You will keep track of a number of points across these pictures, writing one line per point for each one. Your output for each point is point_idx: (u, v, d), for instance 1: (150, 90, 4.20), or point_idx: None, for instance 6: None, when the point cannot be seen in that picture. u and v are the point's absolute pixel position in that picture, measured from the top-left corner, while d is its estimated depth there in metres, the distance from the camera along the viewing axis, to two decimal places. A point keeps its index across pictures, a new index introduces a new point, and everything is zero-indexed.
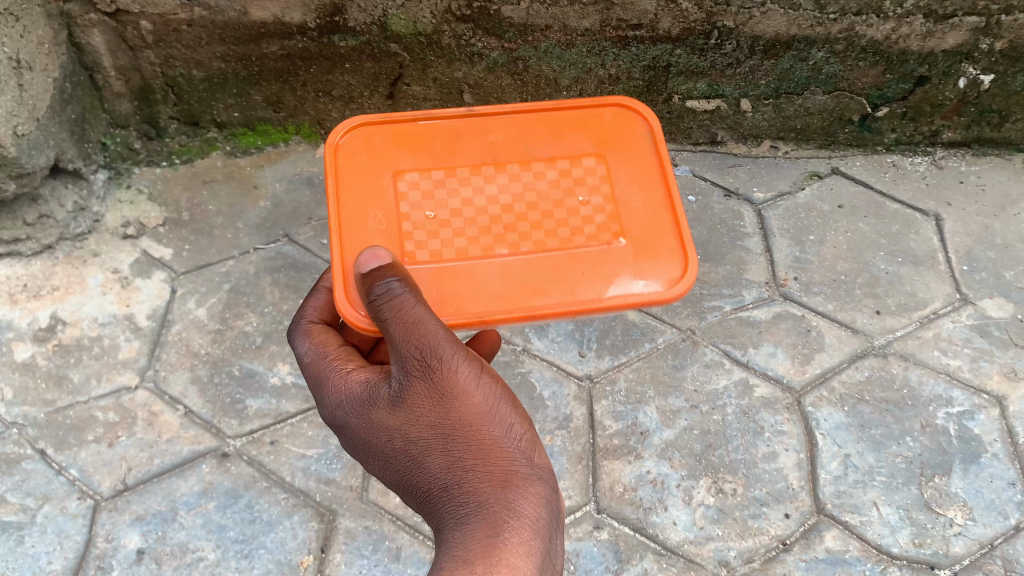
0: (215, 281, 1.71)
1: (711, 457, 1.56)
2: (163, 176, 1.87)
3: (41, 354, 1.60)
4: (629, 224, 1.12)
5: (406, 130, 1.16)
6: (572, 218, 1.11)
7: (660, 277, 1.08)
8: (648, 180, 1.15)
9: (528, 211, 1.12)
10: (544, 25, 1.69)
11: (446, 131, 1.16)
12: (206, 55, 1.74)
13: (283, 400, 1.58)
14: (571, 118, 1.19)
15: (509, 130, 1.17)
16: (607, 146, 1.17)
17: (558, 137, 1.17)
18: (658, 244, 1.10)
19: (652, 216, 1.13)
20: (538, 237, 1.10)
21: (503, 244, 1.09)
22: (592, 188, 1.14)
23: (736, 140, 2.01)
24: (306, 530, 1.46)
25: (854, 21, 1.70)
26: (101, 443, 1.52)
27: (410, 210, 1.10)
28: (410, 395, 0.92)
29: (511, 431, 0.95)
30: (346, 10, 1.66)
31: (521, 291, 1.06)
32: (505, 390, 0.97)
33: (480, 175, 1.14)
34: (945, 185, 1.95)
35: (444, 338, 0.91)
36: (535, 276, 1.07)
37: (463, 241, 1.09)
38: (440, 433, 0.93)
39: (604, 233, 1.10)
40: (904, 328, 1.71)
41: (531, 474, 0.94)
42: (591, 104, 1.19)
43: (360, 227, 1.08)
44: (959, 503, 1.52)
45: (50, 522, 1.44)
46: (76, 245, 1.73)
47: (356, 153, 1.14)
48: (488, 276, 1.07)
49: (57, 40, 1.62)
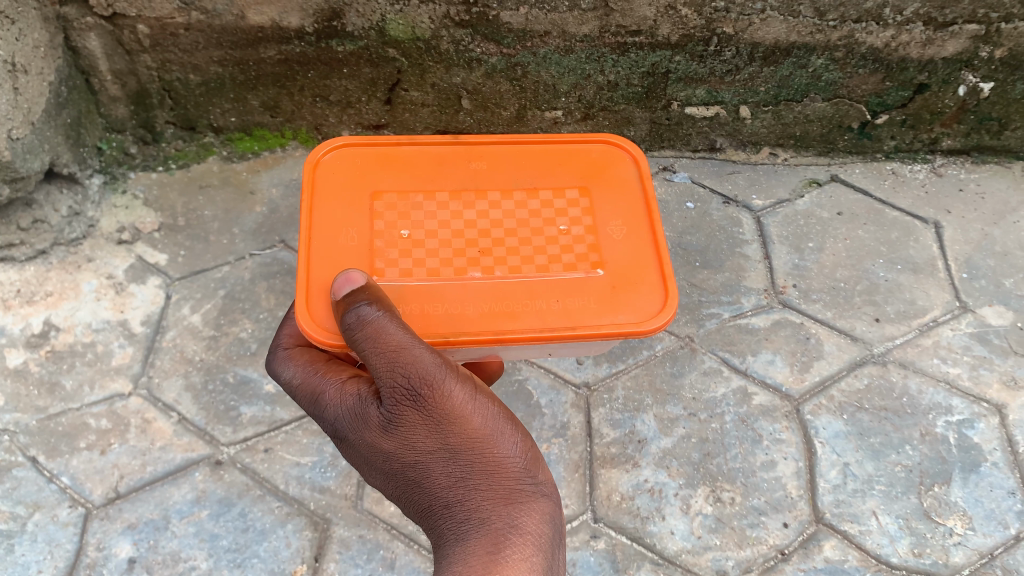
0: (210, 287, 1.70)
1: (709, 466, 1.55)
2: (158, 180, 1.86)
3: (34, 360, 1.58)
4: (608, 257, 1.10)
5: (391, 154, 1.17)
6: (551, 246, 1.11)
7: (639, 313, 1.06)
8: (634, 218, 1.14)
9: (507, 236, 1.11)
10: (543, 31, 1.69)
11: (430, 157, 1.17)
12: (203, 59, 1.73)
13: (278, 407, 1.57)
14: (558, 152, 1.20)
15: (494, 159, 1.18)
16: (591, 180, 1.18)
17: (542, 168, 1.19)
18: (638, 276, 1.09)
19: (633, 252, 1.11)
20: (514, 261, 1.09)
21: (478, 267, 1.07)
22: (574, 220, 1.13)
23: (735, 147, 2.01)
24: (300, 539, 1.45)
25: (854, 28, 1.69)
26: (94, 451, 1.51)
27: (385, 228, 1.09)
28: (402, 418, 0.90)
29: (514, 450, 0.93)
30: (345, 14, 1.65)
31: (492, 316, 1.03)
32: (505, 409, 0.96)
33: (460, 201, 1.14)
34: (944, 193, 1.94)
35: (433, 364, 0.89)
36: (510, 301, 1.05)
37: (436, 262, 1.07)
38: (439, 454, 0.91)
39: (582, 264, 1.09)
40: (903, 336, 1.70)
41: (534, 490, 0.93)
42: (581, 140, 1.21)
43: (329, 242, 1.07)
44: (959, 512, 1.51)
45: (41, 530, 1.43)
46: (70, 250, 1.72)
47: (336, 172, 1.14)
48: (460, 297, 1.05)
49: (52, 43, 1.61)
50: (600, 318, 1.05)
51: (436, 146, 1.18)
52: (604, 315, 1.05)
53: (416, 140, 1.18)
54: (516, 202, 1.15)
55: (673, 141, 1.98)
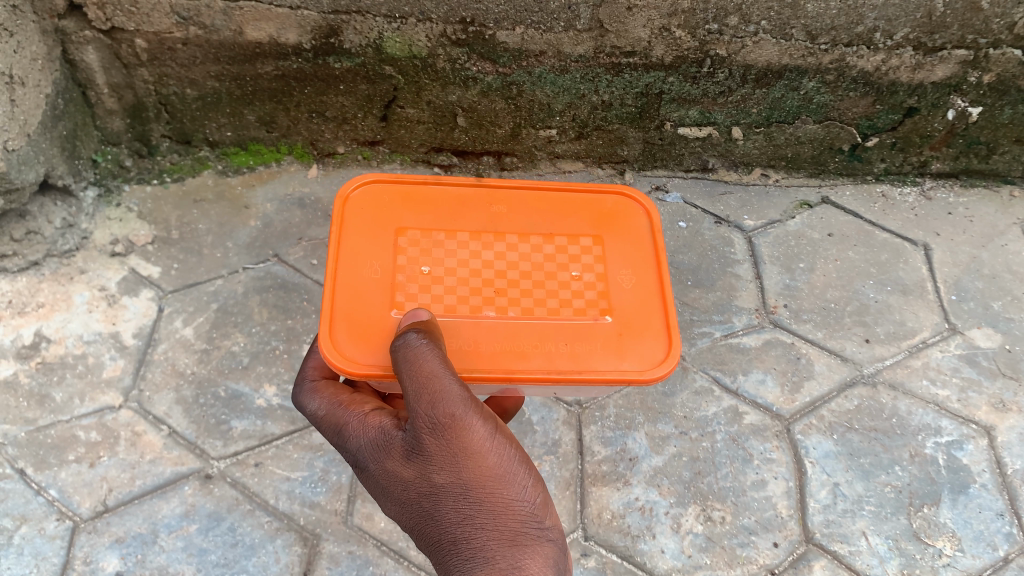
0: (203, 300, 1.70)
1: (700, 485, 1.52)
2: (152, 194, 1.87)
3: (24, 371, 1.56)
4: (617, 304, 1.12)
5: (416, 193, 1.20)
6: (562, 290, 1.13)
7: (643, 360, 1.08)
8: (642, 268, 1.17)
9: (521, 277, 1.14)
10: (539, 51, 1.71)
11: (453, 198, 1.20)
12: (200, 74, 1.75)
13: (269, 421, 1.55)
14: (573, 201, 1.23)
15: (512, 204, 1.21)
16: (604, 229, 1.20)
17: (557, 216, 1.21)
18: (643, 324, 1.11)
19: (639, 299, 1.13)
20: (526, 302, 1.11)
21: (491, 307, 1.10)
22: (586, 266, 1.16)
23: (727, 168, 2.04)
24: (289, 555, 1.41)
25: (845, 52, 1.72)
26: (82, 463, 1.47)
27: (406, 264, 1.12)
28: (421, 447, 0.87)
29: (525, 493, 0.87)
30: (342, 32, 1.67)
31: (504, 353, 1.05)
32: (522, 451, 0.90)
33: (479, 242, 1.17)
34: (934, 216, 1.98)
35: (457, 394, 0.88)
36: (521, 339, 1.07)
37: (452, 299, 1.10)
38: (450, 489, 0.86)
39: (592, 310, 1.11)
40: (893, 357, 1.71)
41: (540, 535, 0.85)
42: (595, 190, 1.24)
43: (353, 273, 1.10)
44: (948, 533, 1.48)
45: (27, 543, 1.38)
46: (63, 261, 1.72)
47: (363, 208, 1.17)
48: (474, 334, 1.07)
49: (50, 56, 1.62)
50: (606, 362, 1.07)
51: (459, 188, 1.21)
52: (610, 360, 1.07)
53: (441, 182, 1.21)
54: (531, 246, 1.18)
55: (666, 160, 2.02)
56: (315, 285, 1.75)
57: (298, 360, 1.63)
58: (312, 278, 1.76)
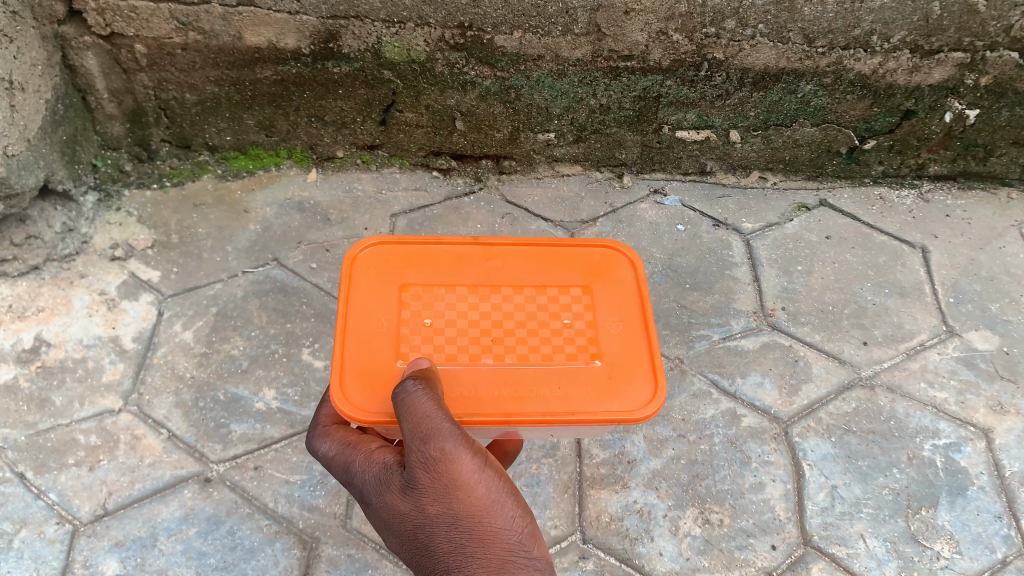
0: (202, 304, 1.70)
1: (698, 487, 1.51)
2: (153, 199, 1.88)
3: (24, 376, 1.56)
4: (606, 349, 1.14)
5: (416, 250, 1.21)
6: (555, 337, 1.14)
7: (632, 400, 1.08)
8: (630, 314, 1.18)
9: (516, 327, 1.15)
10: (537, 55, 1.72)
11: (453, 254, 1.21)
12: (199, 79, 1.76)
13: (268, 425, 1.54)
14: (564, 254, 1.24)
15: (507, 257, 1.22)
16: (594, 279, 1.22)
17: (549, 268, 1.22)
18: (632, 367, 1.12)
19: (627, 344, 1.14)
20: (522, 351, 1.12)
21: (490, 355, 1.11)
22: (577, 314, 1.17)
23: (725, 171, 2.05)
24: (288, 558, 1.39)
25: (842, 55, 1.73)
26: (82, 467, 1.46)
27: (409, 316, 1.14)
28: (413, 481, 0.85)
29: (514, 525, 0.82)
30: (341, 36, 1.68)
31: (501, 399, 1.06)
32: (514, 488, 0.86)
33: (477, 294, 1.18)
34: (931, 218, 1.98)
35: (449, 429, 0.87)
36: (517, 383, 1.08)
37: (453, 348, 1.12)
38: (440, 521, 0.82)
39: (582, 355, 1.12)
40: (891, 359, 1.71)
41: (529, 565, 0.79)
42: (583, 243, 1.25)
43: (360, 327, 1.11)
44: (946, 536, 1.46)
45: (27, 547, 1.36)
46: (63, 266, 1.72)
47: (369, 265, 1.18)
48: (473, 382, 1.07)
49: (50, 61, 1.63)
50: (596, 405, 1.07)
51: (457, 245, 1.22)
52: (600, 402, 1.07)
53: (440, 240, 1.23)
54: (525, 297, 1.19)
55: (664, 164, 2.03)
56: (314, 289, 1.75)
57: (297, 363, 1.63)
58: (311, 281, 1.77)
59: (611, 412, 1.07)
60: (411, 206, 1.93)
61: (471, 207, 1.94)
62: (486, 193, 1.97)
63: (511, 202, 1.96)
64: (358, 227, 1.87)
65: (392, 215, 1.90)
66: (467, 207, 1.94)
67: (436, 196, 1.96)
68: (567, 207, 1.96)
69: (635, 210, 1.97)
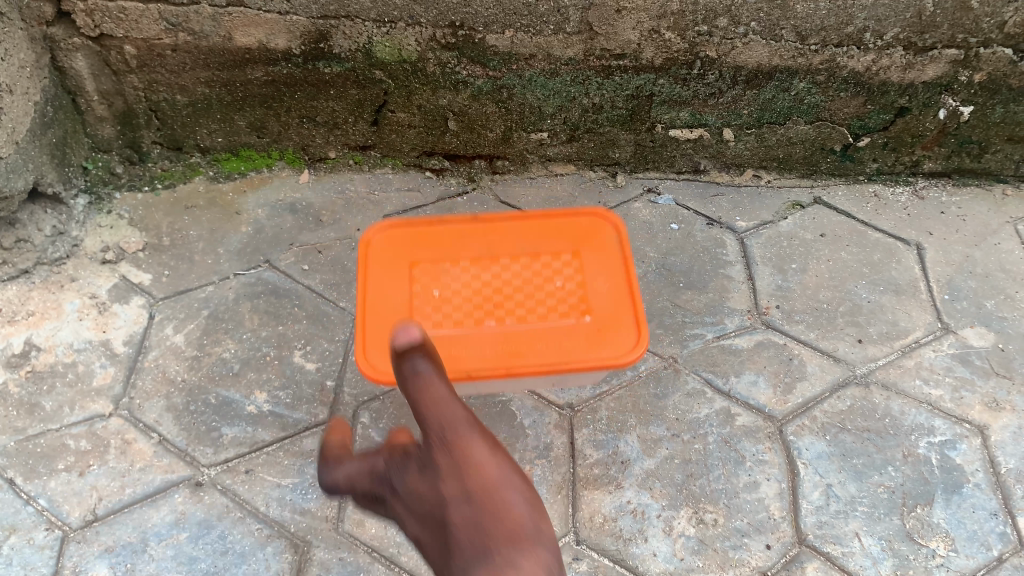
0: (194, 307, 1.70)
1: (692, 487, 1.50)
2: (144, 201, 1.87)
3: (14, 381, 1.55)
4: (594, 304, 1.41)
5: (425, 232, 1.46)
6: (549, 298, 1.42)
7: (614, 347, 1.36)
8: (613, 276, 1.43)
9: (517, 293, 1.43)
10: (529, 54, 1.72)
11: (456, 232, 1.46)
12: (190, 80, 1.75)
13: (259, 428, 1.53)
14: (555, 224, 1.48)
15: (507, 231, 1.47)
16: (581, 246, 1.46)
17: (543, 237, 1.47)
18: (616, 318, 1.38)
19: (612, 299, 1.41)
20: (520, 315, 1.41)
21: (494, 319, 1.40)
22: (568, 277, 1.44)
23: (719, 169, 2.04)
24: (279, 562, 1.37)
25: (835, 52, 1.72)
26: (72, 472, 1.45)
27: (420, 290, 1.41)
28: (433, 459, 1.00)
29: (521, 503, 0.94)
30: (331, 37, 1.67)
31: (505, 353, 1.35)
32: (522, 470, 0.99)
33: (479, 266, 1.45)
34: (926, 215, 1.97)
35: (460, 408, 1.02)
36: (519, 341, 1.37)
37: (460, 315, 1.40)
38: (457, 498, 0.95)
39: (574, 312, 1.40)
40: (886, 357, 1.70)
41: (535, 538, 0.90)
42: (572, 213, 1.49)
43: (381, 302, 1.39)
44: (941, 533, 1.46)
45: (16, 553, 1.35)
46: (53, 269, 1.71)
47: (383, 249, 1.43)
48: (479, 342, 1.37)
49: (39, 63, 1.62)
50: (585, 353, 1.35)
51: (459, 224, 1.46)
52: (588, 351, 1.35)
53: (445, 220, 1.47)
54: (523, 266, 1.45)
55: (657, 163, 2.02)
56: (307, 291, 1.74)
57: (289, 366, 1.62)
58: (304, 283, 1.76)
59: (599, 357, 1.35)
60: (404, 207, 1.92)
61: (464, 207, 1.94)
62: (480, 194, 1.97)
63: (505, 202, 1.95)
64: (351, 228, 1.87)
65: (385, 216, 1.90)
66: (460, 207, 1.93)
67: (428, 196, 1.95)
68: (560, 206, 1.95)
69: (629, 209, 1.96)
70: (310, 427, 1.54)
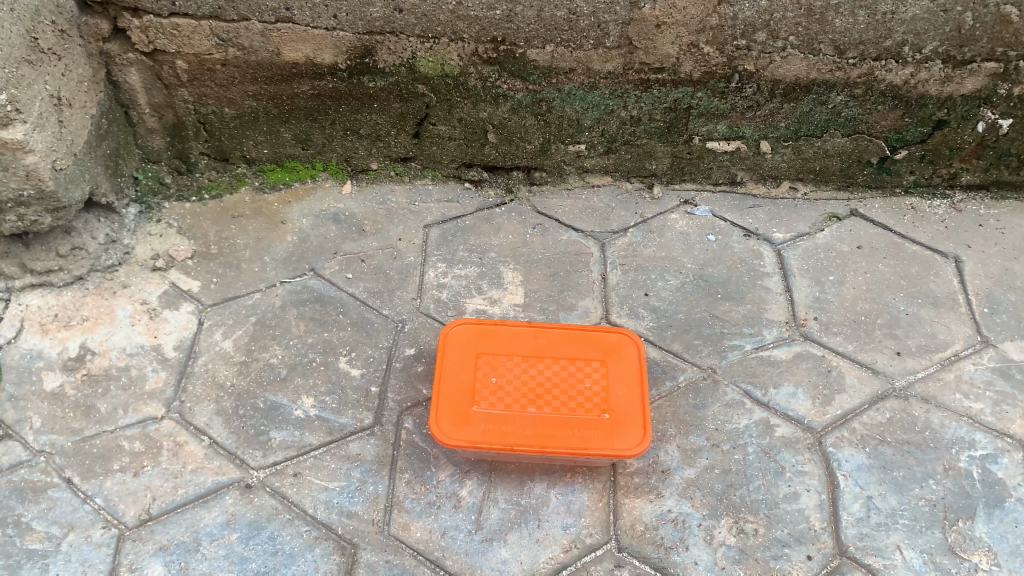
0: (242, 314, 1.74)
1: (732, 497, 1.51)
2: (192, 210, 1.92)
3: (70, 384, 1.60)
4: (614, 405, 1.50)
5: (488, 331, 1.61)
6: (577, 395, 1.52)
7: (625, 442, 1.44)
8: (632, 383, 1.54)
9: (554, 388, 1.53)
10: (569, 68, 1.75)
11: (512, 339, 1.61)
12: (238, 93, 1.80)
13: (307, 432, 1.57)
14: (590, 337, 1.62)
15: (549, 340, 1.61)
16: (610, 354, 1.59)
17: (580, 348, 1.60)
18: (629, 419, 1.48)
19: (630, 404, 1.50)
20: (557, 397, 1.52)
21: (534, 406, 1.50)
22: (596, 381, 1.55)
23: (755, 181, 2.06)
24: (327, 564, 1.40)
25: (873, 66, 1.73)
26: (127, 473, 1.49)
27: (482, 376, 1.54)
28: None
29: None
30: (376, 52, 1.71)
31: (538, 436, 1.45)
32: None
33: (526, 363, 1.57)
34: (964, 228, 1.97)
35: None
36: (552, 429, 1.47)
37: (509, 401, 1.51)
38: None
39: (595, 409, 1.50)
40: (925, 370, 1.70)
41: None
42: (605, 330, 1.63)
43: (449, 380, 1.52)
44: (984, 547, 1.45)
45: (75, 550, 1.39)
46: (107, 276, 1.76)
47: (454, 344, 1.58)
48: (520, 419, 1.48)
49: (95, 78, 1.68)
50: (603, 441, 1.44)
51: (517, 327, 1.63)
52: (606, 441, 1.44)
53: (507, 323, 1.63)
54: (560, 366, 1.57)
55: (694, 174, 2.04)
56: (351, 299, 1.78)
57: (335, 372, 1.66)
58: (348, 292, 1.80)
59: (613, 448, 1.44)
60: (444, 217, 1.96)
61: (503, 218, 1.97)
62: (518, 204, 2.00)
63: (542, 213, 1.98)
64: (392, 238, 1.91)
65: (425, 227, 1.94)
66: (499, 218, 1.97)
67: (468, 207, 1.99)
68: (597, 217, 1.98)
69: (666, 220, 1.98)
70: (355, 432, 1.57)
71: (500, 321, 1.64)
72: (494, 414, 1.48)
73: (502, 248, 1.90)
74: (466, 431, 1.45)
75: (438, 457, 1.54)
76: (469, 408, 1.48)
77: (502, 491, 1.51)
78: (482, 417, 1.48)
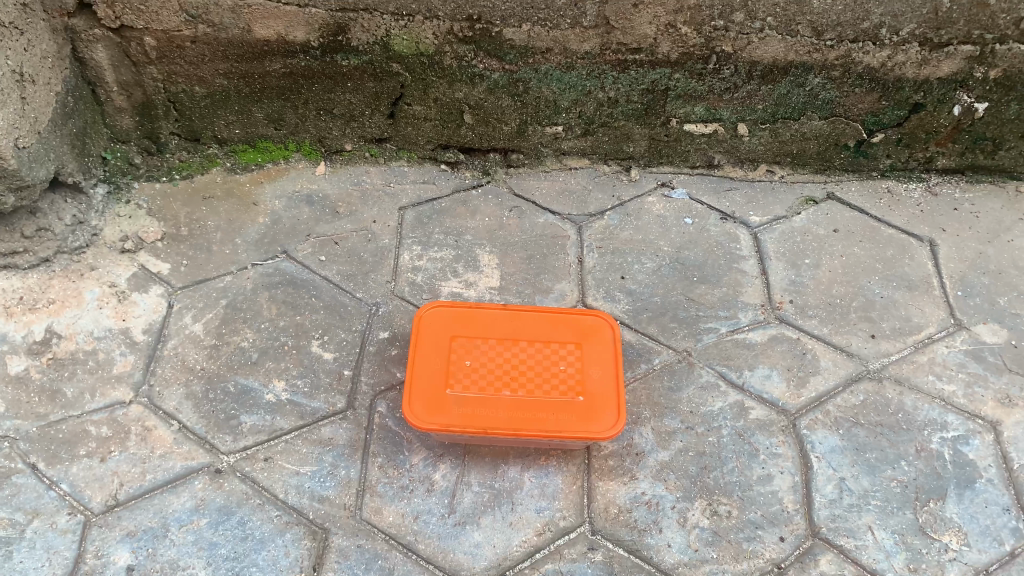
0: (212, 297, 1.71)
1: (706, 479, 1.51)
2: (162, 191, 1.89)
3: (35, 368, 1.57)
4: (589, 388, 1.49)
5: (464, 313, 1.60)
6: (552, 378, 1.51)
7: (600, 425, 1.43)
8: (608, 365, 1.53)
9: (529, 371, 1.52)
10: (545, 48, 1.72)
11: (488, 321, 1.59)
12: (208, 72, 1.77)
13: (278, 417, 1.55)
14: (566, 319, 1.61)
15: (525, 322, 1.60)
16: (585, 337, 1.58)
17: (555, 330, 1.59)
18: (604, 402, 1.47)
19: (605, 387, 1.50)
20: (532, 380, 1.51)
21: (508, 389, 1.49)
22: (571, 363, 1.54)
23: (733, 164, 2.05)
24: (298, 549, 1.39)
25: (851, 48, 1.73)
26: (94, 458, 1.47)
27: (456, 358, 1.52)
28: None
29: None
30: (350, 29, 1.68)
31: (512, 419, 1.44)
32: None
33: (501, 345, 1.56)
34: (939, 211, 1.98)
35: None
36: (527, 412, 1.46)
37: (483, 383, 1.49)
38: None
39: (569, 392, 1.49)
40: (899, 352, 1.71)
41: None
42: (581, 312, 1.62)
43: (423, 363, 1.51)
44: (954, 528, 1.46)
45: (39, 537, 1.36)
46: (74, 258, 1.73)
47: (429, 327, 1.57)
48: (494, 403, 1.47)
49: (60, 54, 1.64)
50: (578, 424, 1.43)
51: (493, 309, 1.61)
52: (580, 424, 1.44)
53: (482, 305, 1.61)
54: (536, 348, 1.56)
55: (672, 157, 2.03)
56: (324, 282, 1.76)
57: (307, 355, 1.64)
58: (321, 275, 1.77)
59: (587, 430, 1.43)
60: (419, 199, 1.94)
61: (479, 200, 1.95)
62: (495, 186, 1.98)
63: (519, 195, 1.97)
64: (367, 220, 1.88)
65: (400, 209, 1.91)
66: (476, 200, 1.95)
67: (444, 189, 1.97)
68: (574, 200, 1.96)
69: (643, 203, 1.97)
70: (328, 416, 1.55)
71: (475, 303, 1.63)
72: (468, 397, 1.47)
73: (478, 230, 1.88)
74: (440, 415, 1.43)
75: (411, 440, 1.53)
76: (443, 391, 1.47)
77: (476, 475, 1.50)
78: (456, 400, 1.46)
